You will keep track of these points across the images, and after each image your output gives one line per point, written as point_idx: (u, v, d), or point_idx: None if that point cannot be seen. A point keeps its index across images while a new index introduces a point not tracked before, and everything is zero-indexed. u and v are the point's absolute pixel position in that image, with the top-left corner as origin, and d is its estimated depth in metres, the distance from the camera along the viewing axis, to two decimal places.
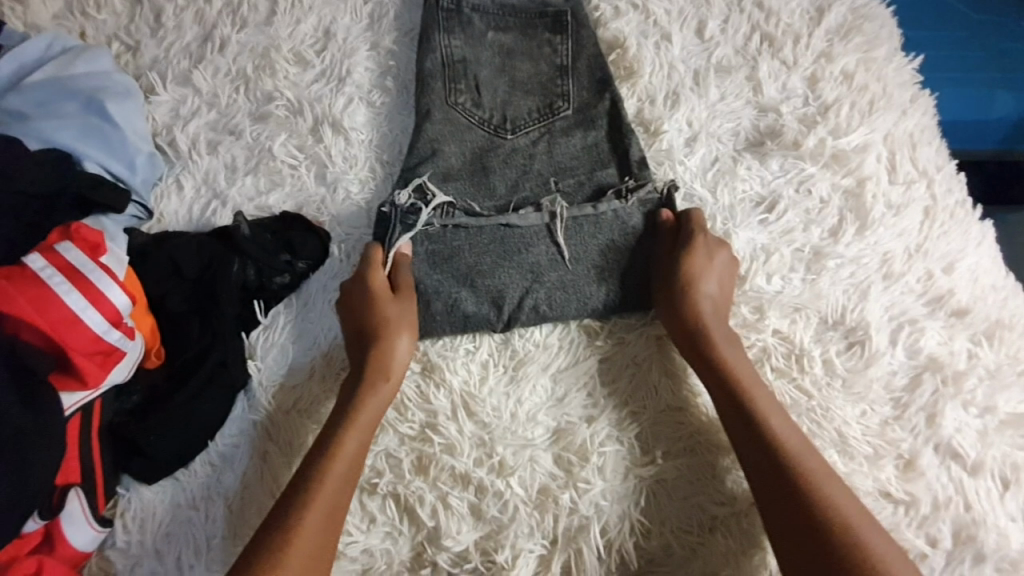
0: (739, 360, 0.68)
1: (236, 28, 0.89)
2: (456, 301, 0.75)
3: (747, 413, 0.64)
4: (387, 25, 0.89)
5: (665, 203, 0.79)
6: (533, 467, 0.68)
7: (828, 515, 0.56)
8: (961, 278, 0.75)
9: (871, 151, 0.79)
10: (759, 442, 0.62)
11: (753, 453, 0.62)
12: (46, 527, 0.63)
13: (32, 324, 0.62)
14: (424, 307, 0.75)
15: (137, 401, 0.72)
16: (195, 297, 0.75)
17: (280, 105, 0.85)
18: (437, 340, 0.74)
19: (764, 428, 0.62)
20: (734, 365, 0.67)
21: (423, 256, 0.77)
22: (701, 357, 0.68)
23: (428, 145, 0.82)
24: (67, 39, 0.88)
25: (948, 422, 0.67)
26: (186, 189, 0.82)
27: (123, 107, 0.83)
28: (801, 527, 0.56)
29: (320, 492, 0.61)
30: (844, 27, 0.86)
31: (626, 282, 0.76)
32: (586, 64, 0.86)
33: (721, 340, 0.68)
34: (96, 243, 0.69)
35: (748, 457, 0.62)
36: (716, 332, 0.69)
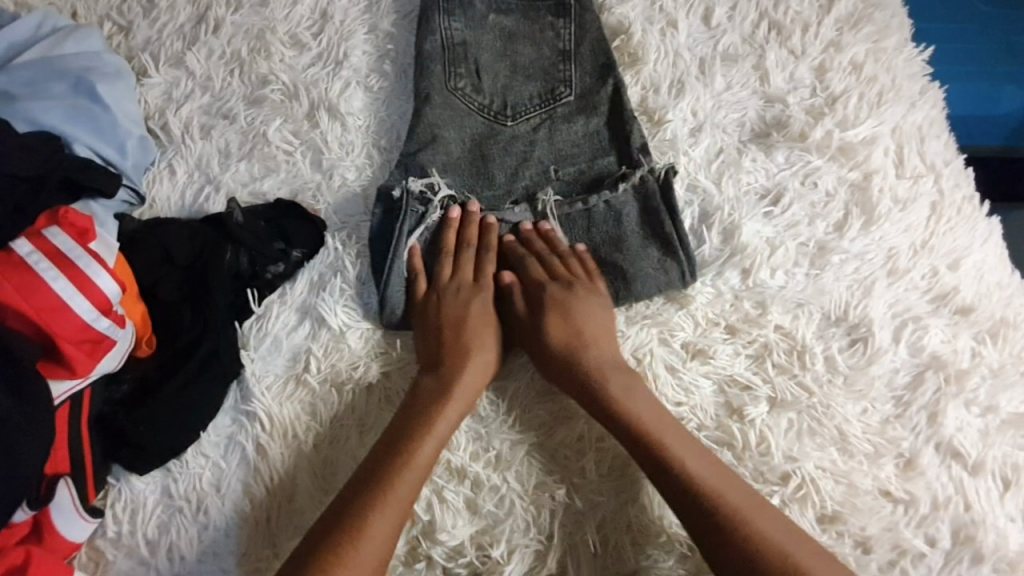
0: (642, 397, 0.66)
1: (230, 8, 0.87)
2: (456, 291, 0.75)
3: (654, 455, 0.63)
4: (385, 8, 0.87)
5: (665, 187, 0.76)
6: (529, 461, 0.67)
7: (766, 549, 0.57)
8: (967, 275, 0.74)
9: (879, 144, 0.78)
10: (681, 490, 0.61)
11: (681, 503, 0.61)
12: (36, 516, 0.63)
13: (18, 312, 0.61)
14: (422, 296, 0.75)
15: (128, 390, 0.71)
16: (187, 285, 0.74)
17: (275, 89, 0.83)
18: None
19: (680, 476, 0.61)
20: (639, 406, 0.65)
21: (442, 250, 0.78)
22: (597, 403, 0.66)
23: (428, 131, 0.80)
24: (57, 18, 0.85)
25: (950, 421, 0.67)
26: (179, 174, 0.81)
27: (114, 89, 0.81)
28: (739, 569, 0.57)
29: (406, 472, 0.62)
30: (855, 16, 0.84)
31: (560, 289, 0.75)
32: (590, 49, 0.84)
33: (615, 380, 0.67)
34: (85, 229, 0.67)
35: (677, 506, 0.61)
36: (609, 370, 0.68)
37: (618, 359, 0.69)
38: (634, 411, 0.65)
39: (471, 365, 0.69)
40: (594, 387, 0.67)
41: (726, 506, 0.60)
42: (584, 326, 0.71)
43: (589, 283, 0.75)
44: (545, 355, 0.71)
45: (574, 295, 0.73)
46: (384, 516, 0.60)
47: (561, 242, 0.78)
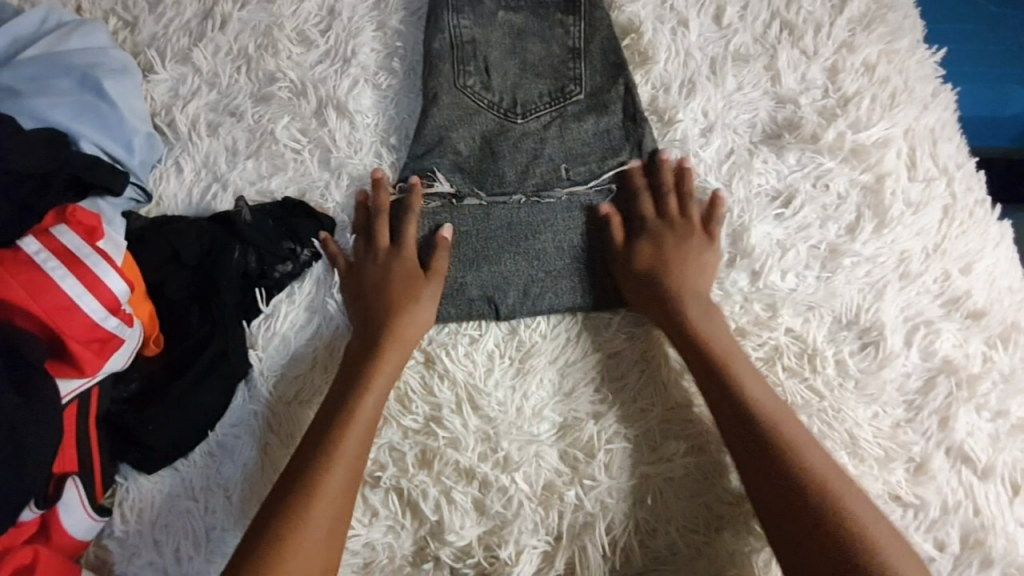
0: (717, 326, 0.68)
1: (237, 4, 0.86)
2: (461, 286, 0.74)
3: (738, 404, 0.63)
4: (393, 4, 0.86)
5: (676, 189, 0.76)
6: (538, 462, 0.67)
7: (806, 479, 0.58)
8: (978, 279, 0.73)
9: (892, 146, 0.77)
10: (741, 415, 0.63)
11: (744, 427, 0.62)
12: (44, 515, 0.63)
13: (26, 310, 0.61)
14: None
15: (135, 389, 0.71)
16: (195, 284, 0.74)
17: (283, 86, 0.82)
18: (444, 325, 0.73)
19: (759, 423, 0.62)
20: (721, 339, 0.67)
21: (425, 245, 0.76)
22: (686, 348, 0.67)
23: (437, 132, 0.80)
24: (61, 12, 0.84)
25: (961, 426, 0.67)
26: (186, 172, 0.80)
27: (120, 85, 0.80)
28: (781, 496, 0.58)
29: (351, 432, 0.63)
30: (868, 16, 0.84)
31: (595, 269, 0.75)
32: (599, 47, 0.83)
33: (698, 314, 0.68)
34: (94, 227, 0.67)
35: (730, 432, 0.63)
36: (699, 305, 0.69)
37: (705, 296, 0.70)
38: (720, 344, 0.67)
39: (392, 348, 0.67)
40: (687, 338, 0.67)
41: (777, 436, 0.61)
42: (677, 263, 0.72)
43: (686, 227, 0.74)
44: (628, 281, 0.73)
45: (664, 237, 0.74)
46: (336, 477, 0.60)
47: (690, 182, 0.76)
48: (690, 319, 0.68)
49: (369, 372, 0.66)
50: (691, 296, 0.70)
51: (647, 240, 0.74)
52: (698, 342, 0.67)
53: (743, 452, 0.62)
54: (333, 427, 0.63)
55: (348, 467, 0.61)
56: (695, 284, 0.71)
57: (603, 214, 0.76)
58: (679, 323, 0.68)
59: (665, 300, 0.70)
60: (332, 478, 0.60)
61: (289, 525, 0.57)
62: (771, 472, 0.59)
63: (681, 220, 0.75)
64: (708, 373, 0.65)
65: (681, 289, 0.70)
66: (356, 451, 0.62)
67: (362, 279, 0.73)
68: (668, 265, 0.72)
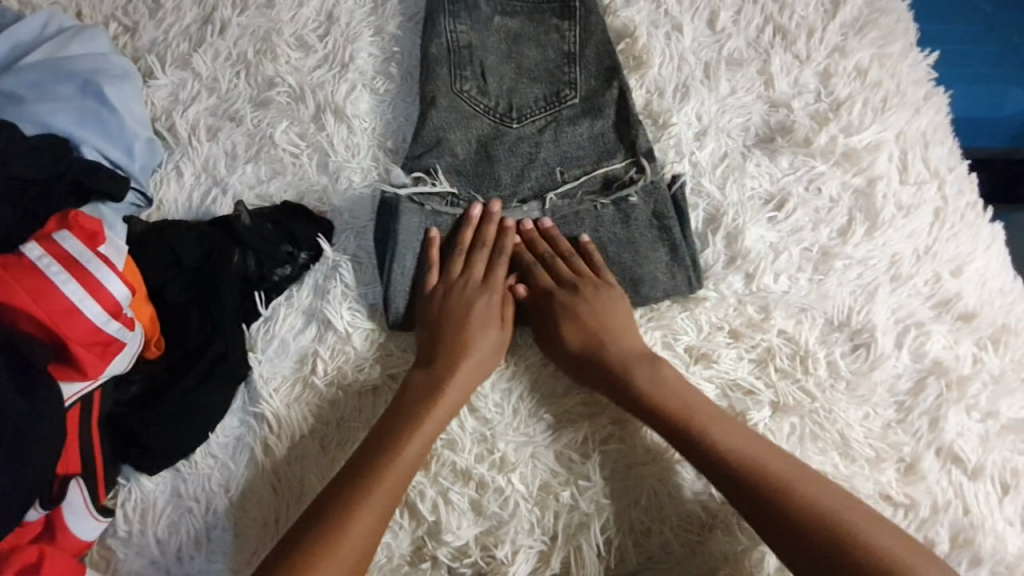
0: (667, 389, 0.67)
1: (236, 9, 0.87)
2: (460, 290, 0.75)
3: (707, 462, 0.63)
4: (391, 10, 0.87)
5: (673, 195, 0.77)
6: (534, 463, 0.68)
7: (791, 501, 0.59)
8: (969, 281, 0.74)
9: (884, 150, 0.78)
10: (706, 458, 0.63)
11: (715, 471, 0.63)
12: (48, 516, 0.64)
13: (30, 314, 0.62)
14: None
15: (136, 391, 0.72)
16: (196, 287, 0.75)
17: (282, 91, 0.83)
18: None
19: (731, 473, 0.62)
20: (662, 392, 0.66)
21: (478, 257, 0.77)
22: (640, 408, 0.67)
23: (434, 134, 0.81)
24: (62, 18, 0.85)
25: (950, 427, 0.67)
26: (186, 176, 0.81)
27: (121, 90, 0.81)
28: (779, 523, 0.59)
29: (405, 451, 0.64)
30: (860, 20, 0.84)
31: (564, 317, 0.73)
32: (594, 51, 0.84)
33: (636, 368, 0.68)
34: (95, 232, 0.67)
35: (708, 474, 0.63)
36: (629, 361, 0.68)
37: (637, 348, 0.70)
38: (676, 415, 0.65)
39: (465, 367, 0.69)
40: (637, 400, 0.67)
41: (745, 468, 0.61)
42: (597, 321, 0.71)
43: (590, 283, 0.74)
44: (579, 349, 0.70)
45: (580, 291, 0.73)
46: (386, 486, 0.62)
47: (560, 241, 0.78)
48: (631, 375, 0.67)
49: (434, 391, 0.67)
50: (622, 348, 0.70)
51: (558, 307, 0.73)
52: (640, 400, 0.66)
53: (732, 495, 0.62)
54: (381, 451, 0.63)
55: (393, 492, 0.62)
56: (620, 339, 0.70)
57: (522, 295, 0.76)
58: (619, 384, 0.68)
59: (599, 362, 0.69)
60: (376, 501, 0.61)
61: (330, 540, 0.59)
62: (764, 500, 0.60)
63: (592, 275, 0.75)
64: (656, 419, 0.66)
65: (618, 348, 0.70)
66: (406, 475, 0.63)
67: (443, 305, 0.73)
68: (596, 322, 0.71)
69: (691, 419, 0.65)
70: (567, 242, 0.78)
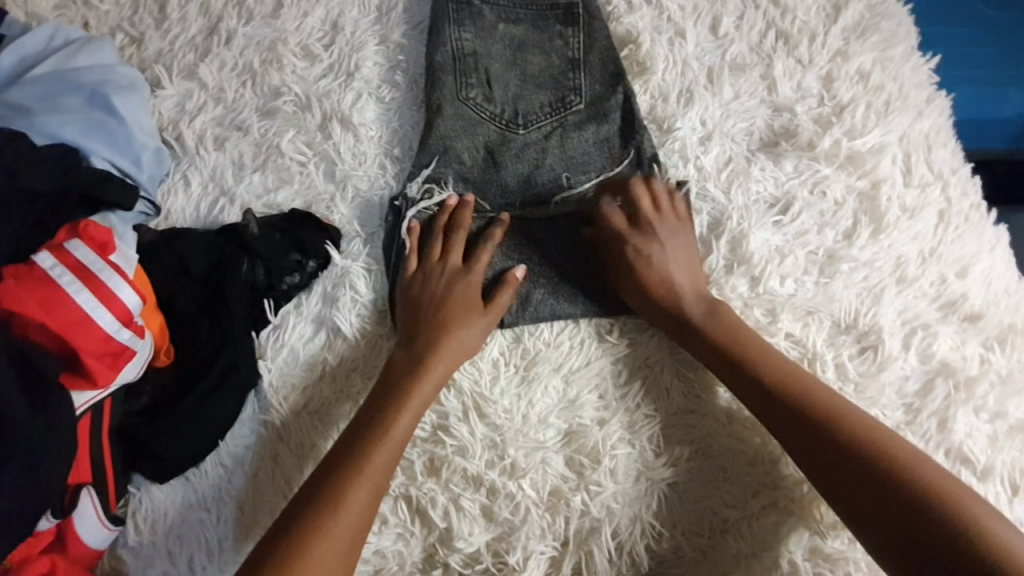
0: (727, 319, 0.69)
1: (242, 20, 0.88)
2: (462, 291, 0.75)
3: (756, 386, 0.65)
4: (395, 18, 0.88)
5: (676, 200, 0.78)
6: (545, 469, 0.68)
7: (832, 417, 0.61)
8: (975, 283, 0.75)
9: (887, 153, 0.78)
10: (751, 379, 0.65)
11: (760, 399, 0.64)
12: (59, 526, 0.64)
13: (42, 325, 0.62)
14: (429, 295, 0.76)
15: (147, 401, 0.72)
16: (205, 296, 0.75)
17: (288, 100, 0.84)
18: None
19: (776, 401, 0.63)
20: (719, 317, 0.69)
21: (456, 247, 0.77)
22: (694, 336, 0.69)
23: (440, 142, 0.81)
24: (69, 30, 0.86)
25: (959, 428, 0.68)
26: (194, 186, 0.81)
27: (128, 101, 0.82)
28: (821, 448, 0.60)
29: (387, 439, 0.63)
30: (861, 24, 0.85)
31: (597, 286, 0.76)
32: (598, 57, 0.85)
33: (692, 302, 0.71)
34: (105, 242, 0.68)
35: (756, 404, 0.65)
36: (692, 295, 0.71)
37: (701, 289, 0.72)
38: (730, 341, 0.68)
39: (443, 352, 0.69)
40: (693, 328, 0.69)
41: (793, 392, 0.63)
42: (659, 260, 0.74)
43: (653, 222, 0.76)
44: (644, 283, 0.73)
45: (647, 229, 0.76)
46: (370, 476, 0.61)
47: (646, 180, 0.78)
48: (686, 308, 0.70)
49: (414, 377, 0.67)
50: (686, 282, 0.73)
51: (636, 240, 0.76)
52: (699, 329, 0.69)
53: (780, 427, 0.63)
54: (364, 439, 0.63)
55: (378, 478, 0.62)
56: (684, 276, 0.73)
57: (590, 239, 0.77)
58: (680, 315, 0.71)
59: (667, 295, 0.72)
60: (360, 491, 0.60)
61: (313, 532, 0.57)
62: (810, 424, 0.61)
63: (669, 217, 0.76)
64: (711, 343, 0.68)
65: (678, 285, 0.72)
66: (389, 460, 0.63)
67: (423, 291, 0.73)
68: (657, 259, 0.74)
69: (744, 346, 0.67)
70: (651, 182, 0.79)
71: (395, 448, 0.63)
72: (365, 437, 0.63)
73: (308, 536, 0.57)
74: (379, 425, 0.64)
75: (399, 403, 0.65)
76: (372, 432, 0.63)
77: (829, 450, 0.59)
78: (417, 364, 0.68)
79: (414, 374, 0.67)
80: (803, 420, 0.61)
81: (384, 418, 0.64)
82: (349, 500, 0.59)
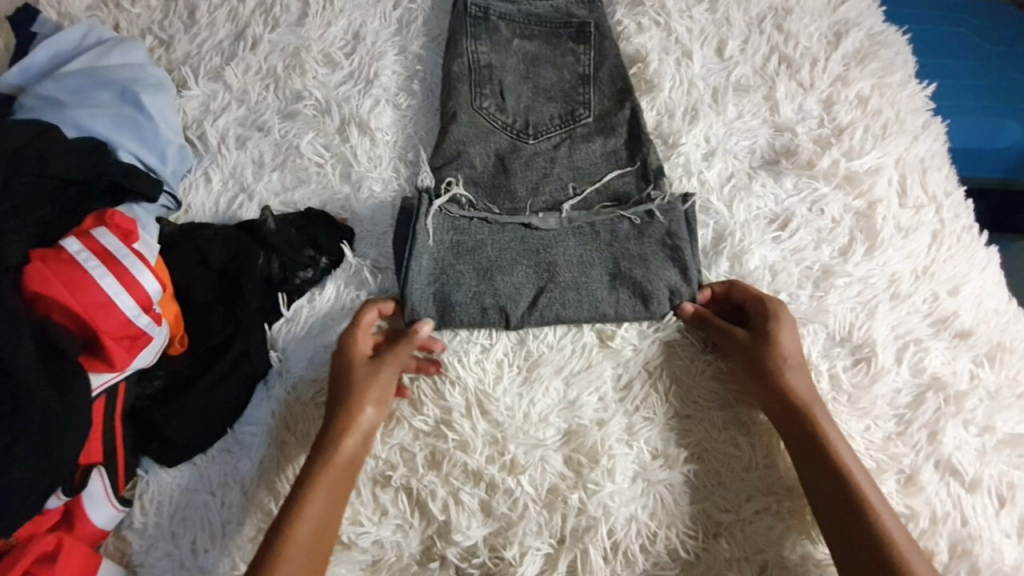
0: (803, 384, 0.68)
1: (268, 27, 0.92)
2: (454, 286, 0.76)
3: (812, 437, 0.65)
4: (414, 31, 0.92)
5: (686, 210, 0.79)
6: (544, 466, 0.69)
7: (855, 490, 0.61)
8: (966, 301, 0.77)
9: (883, 174, 0.81)
10: (804, 432, 0.66)
11: (803, 451, 0.65)
12: (68, 504, 0.66)
13: (65, 305, 0.64)
14: (442, 297, 0.76)
15: (160, 385, 0.74)
16: (221, 287, 0.77)
17: (309, 104, 0.87)
18: (458, 328, 0.75)
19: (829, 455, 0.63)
20: (796, 383, 0.68)
21: (435, 242, 0.78)
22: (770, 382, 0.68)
23: (454, 147, 0.84)
24: (102, 30, 0.90)
25: (949, 440, 0.69)
26: (214, 182, 0.85)
27: (157, 99, 0.85)
28: (840, 512, 0.61)
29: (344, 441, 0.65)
30: (861, 52, 0.89)
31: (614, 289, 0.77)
32: (607, 74, 0.88)
33: (772, 357, 0.69)
34: (130, 230, 0.70)
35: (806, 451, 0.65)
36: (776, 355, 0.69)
37: (802, 361, 0.70)
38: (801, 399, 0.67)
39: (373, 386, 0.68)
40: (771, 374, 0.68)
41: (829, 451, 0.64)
42: (773, 337, 0.70)
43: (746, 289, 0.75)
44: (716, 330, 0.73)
45: (762, 302, 0.73)
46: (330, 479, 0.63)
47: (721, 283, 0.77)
48: (770, 368, 0.68)
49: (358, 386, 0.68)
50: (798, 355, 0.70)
51: (755, 309, 0.73)
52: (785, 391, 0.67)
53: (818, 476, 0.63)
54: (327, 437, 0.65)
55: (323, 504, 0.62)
56: (792, 348, 0.70)
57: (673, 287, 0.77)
58: (756, 361, 0.69)
59: (758, 356, 0.69)
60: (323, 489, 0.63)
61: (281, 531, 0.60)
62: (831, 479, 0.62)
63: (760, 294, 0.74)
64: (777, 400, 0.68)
65: (776, 352, 0.69)
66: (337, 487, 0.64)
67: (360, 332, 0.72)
68: (766, 333, 0.70)
69: (805, 410, 0.66)
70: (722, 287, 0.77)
71: (343, 473, 0.64)
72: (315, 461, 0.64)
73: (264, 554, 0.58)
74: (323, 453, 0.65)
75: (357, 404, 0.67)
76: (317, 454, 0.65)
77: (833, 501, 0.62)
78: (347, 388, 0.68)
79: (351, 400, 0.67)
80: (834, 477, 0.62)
81: (333, 436, 0.65)
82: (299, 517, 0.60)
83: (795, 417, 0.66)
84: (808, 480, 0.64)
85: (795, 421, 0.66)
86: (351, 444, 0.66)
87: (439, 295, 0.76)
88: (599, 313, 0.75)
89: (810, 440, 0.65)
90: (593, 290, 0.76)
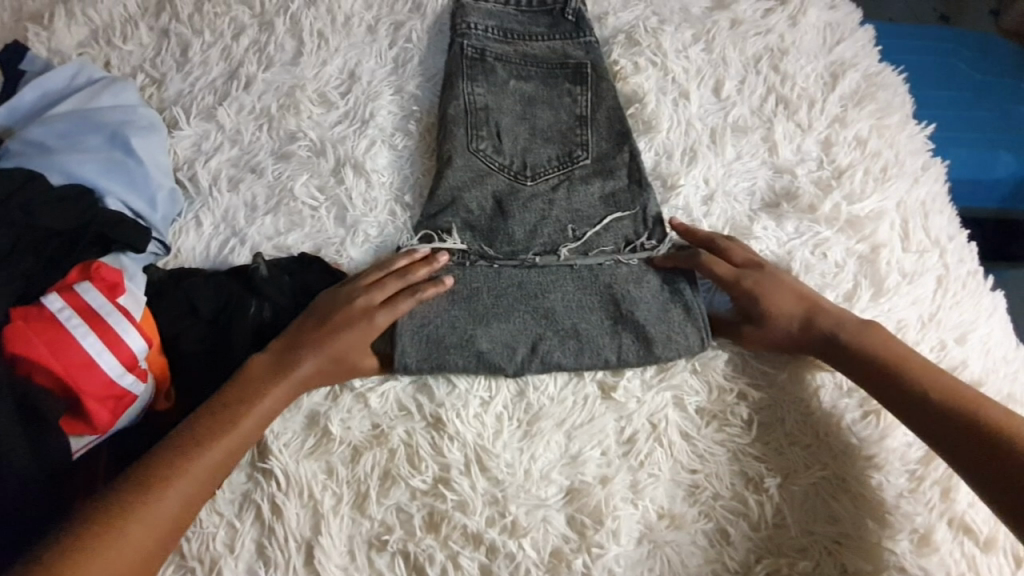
0: (876, 338, 0.70)
1: (262, 66, 0.91)
2: (437, 327, 0.74)
3: (900, 390, 0.67)
4: (411, 70, 0.91)
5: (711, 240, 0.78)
6: (546, 528, 0.67)
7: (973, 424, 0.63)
8: (973, 349, 0.76)
9: (886, 218, 0.81)
10: (899, 400, 0.67)
11: (902, 408, 0.67)
12: None
13: (46, 366, 0.62)
14: (437, 337, 0.74)
15: (144, 444, 0.70)
16: (210, 338, 0.75)
17: (303, 145, 0.86)
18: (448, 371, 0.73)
19: (920, 400, 0.66)
20: (867, 340, 0.70)
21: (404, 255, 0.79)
22: (832, 346, 0.71)
23: (450, 193, 0.83)
24: (92, 69, 0.88)
25: (962, 497, 0.68)
26: (205, 225, 0.82)
27: (147, 142, 0.83)
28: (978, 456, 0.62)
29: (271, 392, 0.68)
30: (858, 93, 0.89)
31: (620, 339, 0.75)
32: (605, 116, 0.87)
33: (835, 319, 0.72)
34: (115, 283, 0.68)
35: (903, 406, 0.67)
36: (839, 322, 0.72)
37: (846, 317, 0.72)
38: (880, 350, 0.70)
39: (336, 346, 0.70)
40: (832, 337, 0.71)
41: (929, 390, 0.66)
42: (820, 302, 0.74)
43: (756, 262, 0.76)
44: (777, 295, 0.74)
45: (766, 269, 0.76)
46: (248, 423, 0.66)
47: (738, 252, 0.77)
48: (832, 334, 0.71)
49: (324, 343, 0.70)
50: (822, 309, 0.73)
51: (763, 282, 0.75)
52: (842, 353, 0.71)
53: (928, 430, 0.65)
54: (261, 383, 0.68)
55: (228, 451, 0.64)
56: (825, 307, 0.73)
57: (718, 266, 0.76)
58: (829, 339, 0.71)
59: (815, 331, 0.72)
60: (230, 437, 0.64)
61: (184, 459, 0.62)
62: (954, 428, 0.64)
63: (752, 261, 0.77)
64: (833, 353, 0.71)
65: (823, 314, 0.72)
66: (229, 451, 0.64)
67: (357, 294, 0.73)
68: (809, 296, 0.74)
69: (882, 360, 0.69)
70: (735, 251, 0.77)
71: (261, 421, 0.67)
72: (245, 402, 0.66)
73: (145, 474, 0.60)
74: (253, 398, 0.67)
75: (304, 358, 0.70)
76: (202, 426, 0.64)
77: (970, 449, 0.62)
78: (319, 334, 0.71)
79: (268, 382, 0.68)
80: (962, 432, 0.63)
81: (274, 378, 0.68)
82: (201, 455, 0.63)
83: (886, 386, 0.68)
84: (940, 442, 0.64)
85: (883, 376, 0.68)
86: (276, 398, 0.68)
87: (430, 336, 0.73)
88: (603, 361, 0.74)
89: (902, 398, 0.67)
90: (611, 337, 0.75)
